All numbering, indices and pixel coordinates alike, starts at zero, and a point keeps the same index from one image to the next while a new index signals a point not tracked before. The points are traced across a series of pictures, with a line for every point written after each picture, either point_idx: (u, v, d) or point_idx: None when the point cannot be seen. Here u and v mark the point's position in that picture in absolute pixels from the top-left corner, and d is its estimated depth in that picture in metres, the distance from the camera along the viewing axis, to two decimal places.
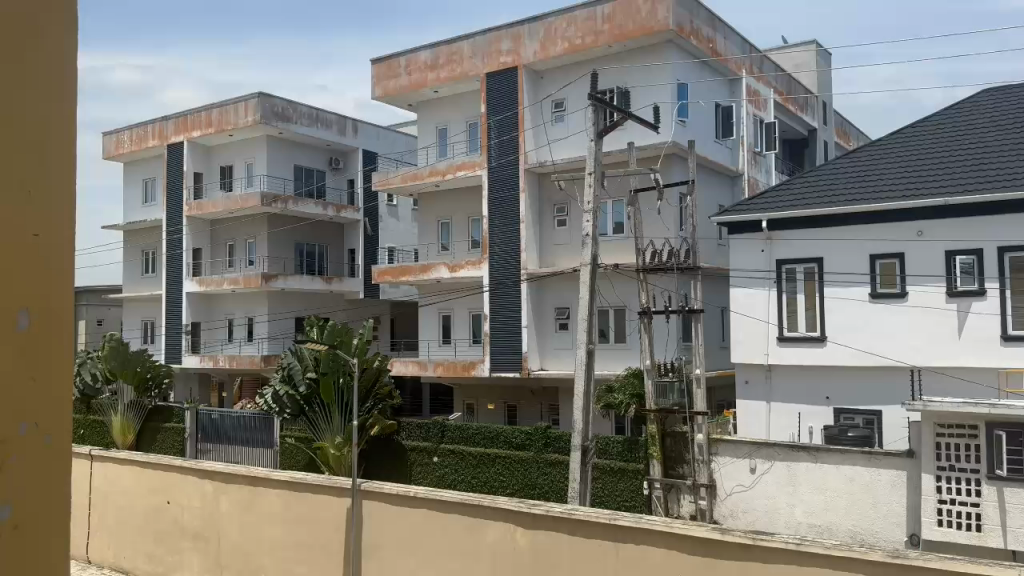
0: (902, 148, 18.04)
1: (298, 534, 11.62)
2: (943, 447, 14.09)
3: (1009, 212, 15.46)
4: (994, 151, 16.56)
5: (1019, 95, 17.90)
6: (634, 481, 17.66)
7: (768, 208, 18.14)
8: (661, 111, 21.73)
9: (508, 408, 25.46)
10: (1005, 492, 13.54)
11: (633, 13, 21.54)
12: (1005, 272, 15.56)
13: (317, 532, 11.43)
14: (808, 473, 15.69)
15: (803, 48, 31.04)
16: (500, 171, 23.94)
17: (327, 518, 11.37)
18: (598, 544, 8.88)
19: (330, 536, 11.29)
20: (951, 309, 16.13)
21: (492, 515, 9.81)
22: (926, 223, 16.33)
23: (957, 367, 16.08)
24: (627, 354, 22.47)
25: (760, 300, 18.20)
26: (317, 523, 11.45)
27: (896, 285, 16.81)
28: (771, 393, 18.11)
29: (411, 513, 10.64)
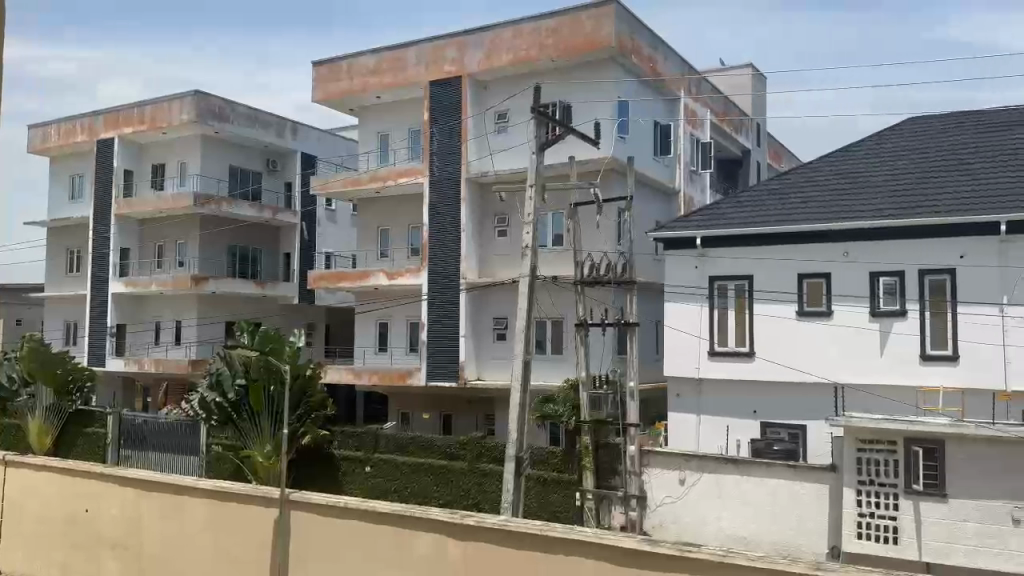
0: (830, 171, 18.68)
1: (226, 546, 11.32)
2: (864, 462, 14.59)
3: (929, 236, 16.15)
4: (917, 178, 17.29)
5: (939, 125, 18.73)
6: (567, 491, 17.91)
7: (702, 225, 18.54)
8: (602, 128, 22.03)
9: (443, 417, 25.33)
10: (921, 506, 14.14)
11: (576, 29, 21.82)
12: (925, 294, 16.27)
13: (242, 541, 11.19)
14: (737, 485, 15.99)
15: (740, 71, 31.88)
16: (441, 179, 23.90)
17: (253, 528, 11.14)
18: (530, 555, 8.91)
19: (259, 547, 11.05)
20: (874, 328, 16.73)
21: (425, 526, 9.74)
22: (852, 245, 16.94)
23: (879, 385, 16.64)
24: (563, 364, 22.59)
25: (694, 316, 18.56)
26: (243, 532, 11.21)
27: (821, 303, 17.35)
28: (701, 406, 18.49)
29: (341, 524, 10.45)
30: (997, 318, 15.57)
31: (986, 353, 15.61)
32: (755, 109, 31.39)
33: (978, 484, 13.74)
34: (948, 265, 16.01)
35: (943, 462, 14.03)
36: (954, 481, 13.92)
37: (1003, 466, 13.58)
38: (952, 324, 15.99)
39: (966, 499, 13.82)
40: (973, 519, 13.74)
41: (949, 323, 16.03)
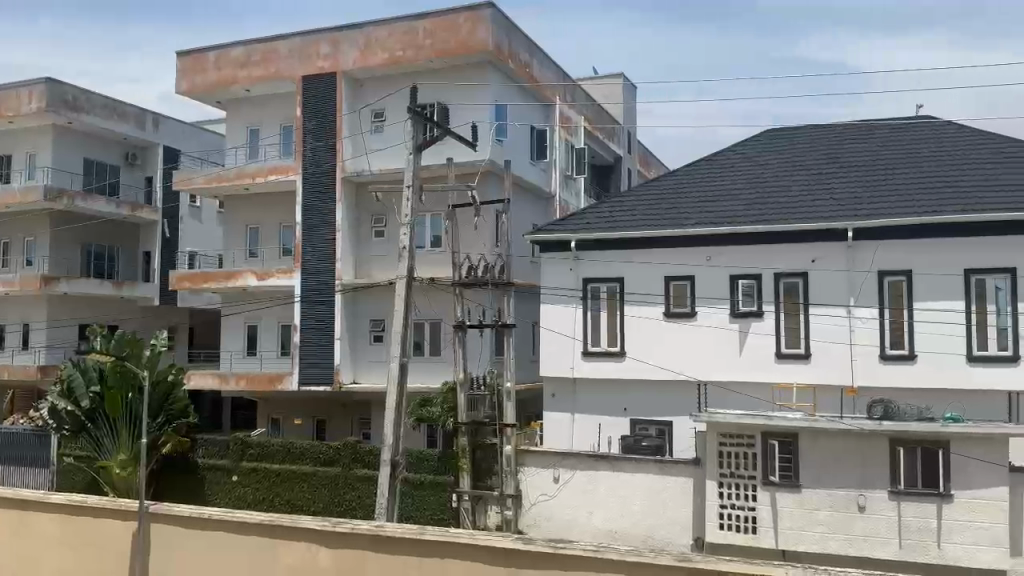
0: (696, 178, 19.50)
1: (99, 561, 11.71)
2: (724, 455, 15.31)
3: (785, 242, 17.16)
4: (775, 187, 18.32)
5: (792, 137, 19.96)
6: (443, 494, 17.92)
7: (577, 228, 18.96)
8: (480, 130, 22.09)
9: (316, 422, 24.76)
10: (777, 496, 14.96)
11: (452, 31, 21.85)
12: (779, 296, 17.27)
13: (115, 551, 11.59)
14: (608, 481, 16.43)
15: (612, 81, 32.85)
16: (315, 177, 23.33)
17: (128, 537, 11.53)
18: (409, 560, 9.87)
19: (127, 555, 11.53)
20: (734, 329, 17.58)
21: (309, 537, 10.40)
22: (715, 249, 17.75)
23: (740, 382, 17.50)
24: (440, 366, 22.55)
25: (568, 317, 18.94)
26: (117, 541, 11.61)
27: (686, 304, 18.08)
28: (575, 406, 18.89)
29: (223, 537, 10.93)
30: (844, 319, 16.72)
31: (834, 351, 16.75)
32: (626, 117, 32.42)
33: (828, 475, 14.69)
34: (801, 269, 17.07)
35: (797, 454, 14.92)
36: (807, 472, 14.82)
37: (850, 456, 14.59)
38: (805, 325, 17.03)
39: (818, 489, 14.73)
40: (824, 507, 14.65)
41: (802, 324, 17.07)
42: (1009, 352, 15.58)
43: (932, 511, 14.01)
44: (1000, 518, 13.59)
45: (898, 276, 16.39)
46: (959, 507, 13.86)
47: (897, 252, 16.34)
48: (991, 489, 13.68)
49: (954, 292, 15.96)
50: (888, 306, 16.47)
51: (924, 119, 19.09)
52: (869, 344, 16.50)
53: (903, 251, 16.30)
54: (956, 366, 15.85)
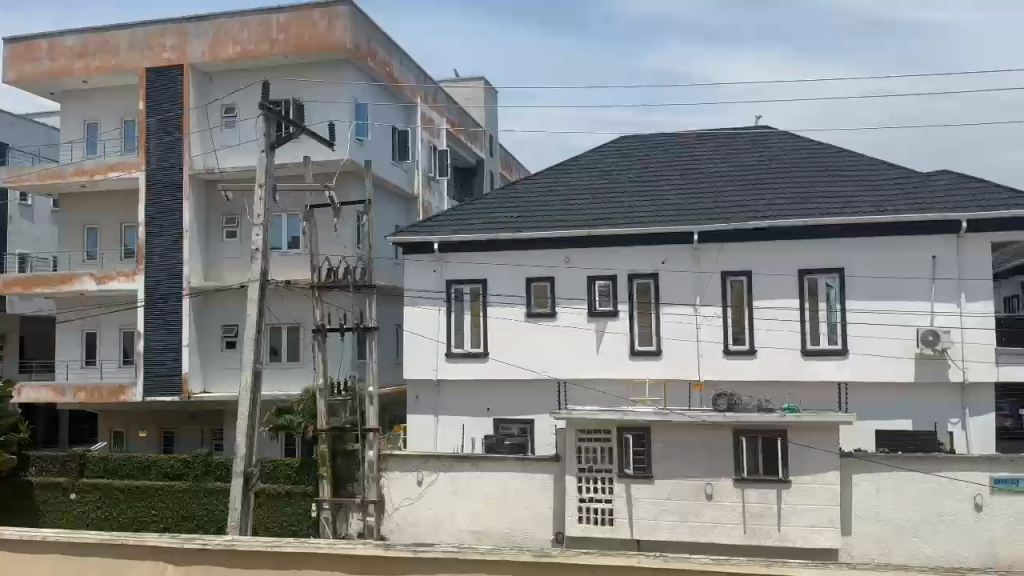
0: (554, 181, 19.95)
1: None
2: (583, 451, 15.72)
3: (637, 244, 17.85)
4: (628, 191, 19.01)
5: (645, 144, 20.77)
6: (303, 504, 17.49)
7: (438, 230, 18.92)
8: (337, 129, 21.64)
9: (164, 435, 23.47)
10: (632, 488, 15.53)
11: (309, 26, 21.32)
12: (633, 296, 17.95)
13: None
14: (470, 480, 16.46)
15: (472, 84, 33.10)
16: (161, 175, 22.13)
17: None
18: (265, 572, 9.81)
19: None
20: (591, 328, 18.10)
21: (141, 553, 10.13)
22: (573, 250, 18.20)
23: (597, 380, 18.04)
24: (298, 372, 21.88)
25: (431, 319, 18.90)
26: None
27: (546, 305, 18.44)
28: (438, 407, 18.85)
29: (52, 560, 10.42)
30: (691, 318, 17.57)
31: (684, 348, 17.57)
32: (487, 121, 32.75)
33: (678, 465, 15.39)
34: (652, 270, 17.82)
35: (650, 446, 15.55)
36: (659, 464, 15.47)
37: (699, 447, 15.34)
38: (656, 323, 17.78)
39: (670, 479, 15.40)
40: (675, 497, 15.35)
41: (653, 322, 17.81)
42: (839, 346, 16.87)
43: (773, 495, 14.92)
44: (832, 500, 14.62)
45: (740, 276, 17.40)
46: (796, 492, 14.81)
47: (739, 254, 17.36)
48: (825, 473, 14.69)
49: (790, 291, 17.10)
50: (731, 305, 17.45)
51: (762, 129, 20.37)
52: (714, 341, 17.42)
53: (744, 253, 17.33)
54: (792, 360, 16.99)
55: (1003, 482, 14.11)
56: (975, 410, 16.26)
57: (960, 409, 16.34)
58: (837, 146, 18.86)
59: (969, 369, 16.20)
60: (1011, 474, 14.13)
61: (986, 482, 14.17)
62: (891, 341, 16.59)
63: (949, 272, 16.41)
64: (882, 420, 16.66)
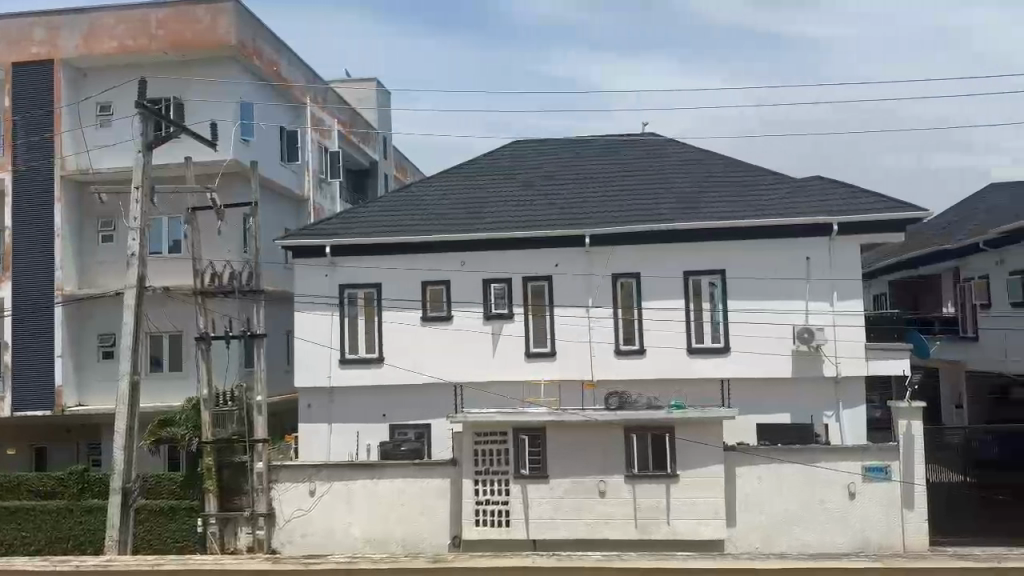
0: (448, 185, 19.90)
1: None
2: (480, 453, 15.70)
3: (532, 247, 18.01)
4: (521, 195, 19.19)
5: (537, 148, 21.01)
6: (187, 520, 16.78)
7: (329, 233, 18.53)
8: (221, 129, 20.90)
9: (35, 452, 22.12)
10: (528, 489, 15.64)
11: (191, 22, 20.56)
12: (527, 299, 18.12)
13: None
14: (363, 488, 16.14)
15: (364, 85, 32.68)
16: (29, 176, 20.85)
17: None
18: None
19: None
20: (487, 331, 18.13)
21: None
22: (467, 254, 18.21)
23: (493, 383, 18.09)
24: (183, 382, 21.00)
25: (323, 325, 18.53)
26: None
27: (442, 309, 18.38)
28: (331, 414, 18.48)
29: None
30: (584, 319, 17.88)
31: (577, 349, 17.86)
32: (381, 122, 32.44)
33: (573, 464, 15.61)
34: (546, 273, 18.03)
35: (545, 447, 15.72)
36: (553, 464, 15.65)
37: (592, 446, 15.60)
38: (551, 325, 17.98)
39: (564, 479, 15.60)
40: (569, 496, 15.56)
41: (547, 324, 18.02)
42: (722, 344, 17.51)
43: (662, 491, 15.34)
44: (718, 492, 15.15)
45: (630, 278, 17.85)
46: (683, 486, 15.28)
47: (628, 256, 17.81)
48: (711, 467, 15.21)
49: (678, 292, 17.65)
50: (623, 307, 17.87)
51: (649, 136, 20.96)
52: (606, 341, 17.79)
53: (634, 256, 17.79)
54: (680, 359, 17.53)
55: (875, 471, 14.93)
56: (849, 403, 17.22)
57: (834, 402, 17.27)
58: (718, 153, 19.63)
59: (841, 364, 17.14)
60: (883, 463, 14.94)
61: (860, 471, 14.96)
62: (771, 339, 17.36)
63: (823, 273, 17.30)
64: (764, 414, 17.45)
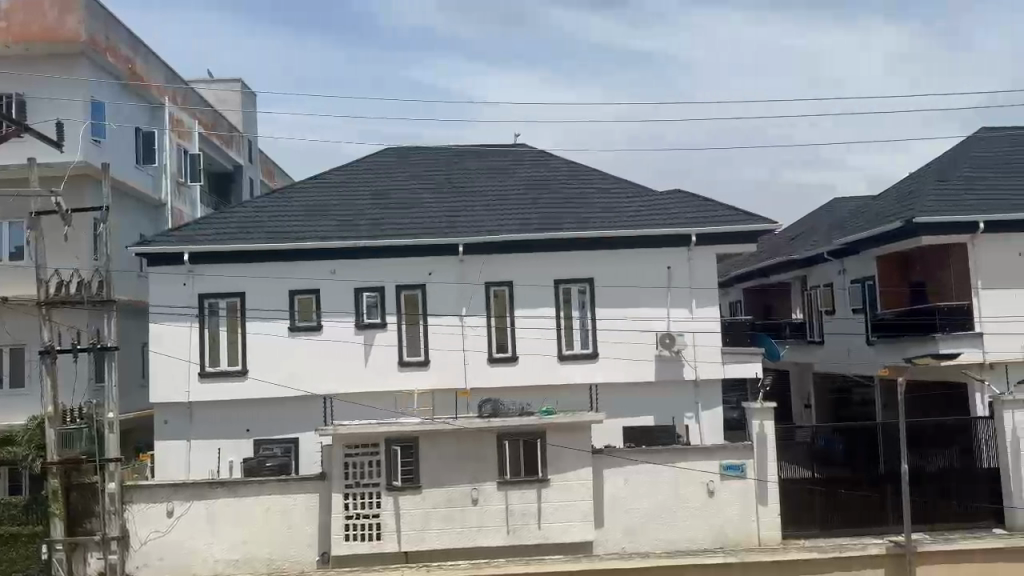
0: (317, 191, 19.45)
1: None
2: (350, 466, 15.42)
3: (405, 256, 17.87)
4: (393, 202, 19.02)
5: (408, 155, 20.92)
6: (32, 545, 15.79)
7: (190, 240, 17.69)
8: (67, 129, 19.61)
9: None
10: (400, 501, 15.46)
11: (36, 14, 19.25)
12: (400, 308, 17.96)
13: None
14: (226, 507, 15.48)
15: (228, 87, 31.55)
16: None
17: None
18: None
19: None
20: (359, 340, 17.85)
21: None
22: (338, 262, 17.87)
23: (363, 394, 17.83)
24: (24, 400, 19.51)
25: (182, 337, 17.72)
26: None
27: (311, 318, 17.94)
28: (191, 431, 17.66)
29: None
30: (458, 327, 17.93)
31: (449, 358, 17.87)
32: (246, 126, 31.47)
33: (445, 474, 15.57)
34: (419, 281, 17.96)
35: (418, 456, 15.58)
36: (426, 473, 15.54)
37: (463, 455, 15.63)
38: (424, 335, 17.91)
39: (435, 488, 15.54)
40: (442, 505, 15.51)
41: (421, 333, 17.93)
42: (591, 350, 18.00)
43: (533, 496, 15.57)
44: (586, 495, 15.55)
45: (502, 286, 18.04)
46: (554, 490, 15.56)
47: (501, 265, 18.00)
48: (580, 470, 15.58)
49: (549, 301, 18.01)
50: (495, 315, 18.03)
51: (519, 147, 21.30)
52: (479, 350, 17.89)
53: (505, 264, 18.01)
54: (550, 365, 17.87)
55: (732, 469, 15.70)
56: (707, 405, 18.08)
57: (694, 405, 18.08)
58: (585, 165, 20.23)
59: (700, 368, 18.00)
60: (740, 461, 15.74)
61: (718, 470, 15.71)
62: (636, 345, 18.00)
63: (684, 281, 18.13)
64: (629, 418, 18.03)
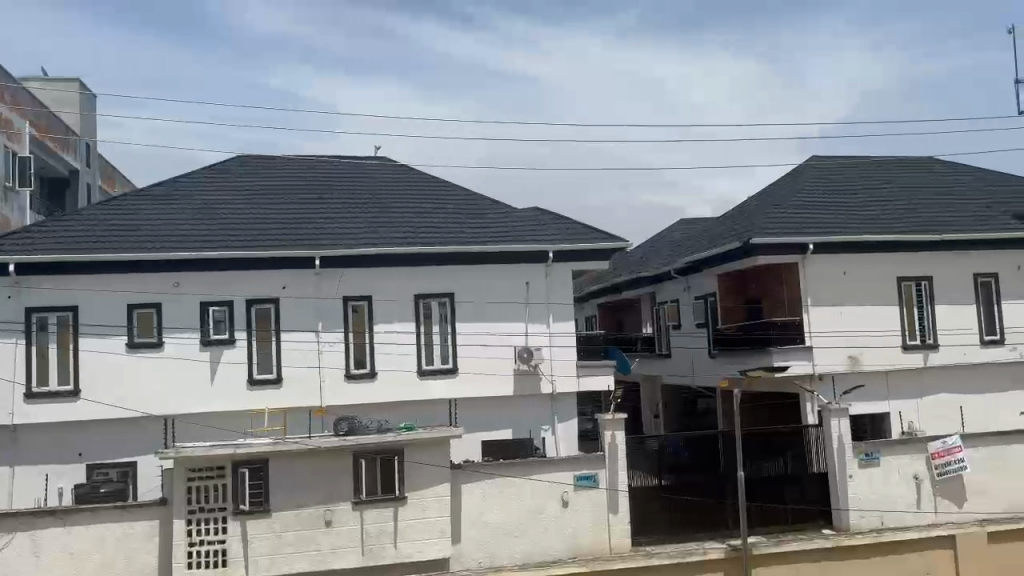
0: (161, 200, 18.47)
1: None
2: (193, 491, 14.66)
3: (256, 268, 17.24)
4: (245, 213, 18.32)
5: (261, 165, 20.25)
6: None
7: (16, 249, 16.33)
8: None
9: None
10: (247, 525, 14.81)
11: None
12: (251, 323, 17.30)
13: None
14: (53, 539, 14.31)
15: (65, 86, 29.52)
16: None
17: None
18: None
19: None
20: (204, 358, 17.02)
21: None
22: (183, 275, 17.00)
23: (209, 413, 17.02)
24: None
25: (6, 354, 16.36)
26: None
27: (153, 334, 16.97)
28: (15, 456, 16.29)
29: None
30: (313, 343, 17.45)
31: (303, 374, 17.35)
32: (83, 128, 29.55)
33: (295, 495, 15.05)
34: (271, 295, 17.37)
35: (267, 478, 14.98)
36: (276, 495, 14.97)
37: (315, 475, 15.18)
38: (276, 351, 17.33)
39: (286, 510, 14.98)
40: (292, 528, 14.96)
41: (273, 350, 17.34)
42: (450, 365, 17.98)
43: (389, 515, 15.32)
44: (443, 512, 15.46)
45: (359, 300, 17.74)
46: (410, 507, 15.38)
47: (358, 279, 17.71)
48: (436, 487, 15.49)
49: (406, 316, 17.85)
50: (352, 331, 17.71)
51: (378, 161, 21.11)
52: (335, 367, 17.49)
53: (362, 279, 17.72)
54: (407, 381, 17.69)
55: (585, 480, 16.05)
56: (563, 417, 18.42)
57: (550, 418, 18.39)
58: (445, 182, 20.30)
59: (557, 382, 18.34)
60: (592, 471, 16.12)
61: (571, 481, 16.01)
62: (494, 360, 18.15)
63: (541, 297, 18.47)
64: (486, 432, 18.13)
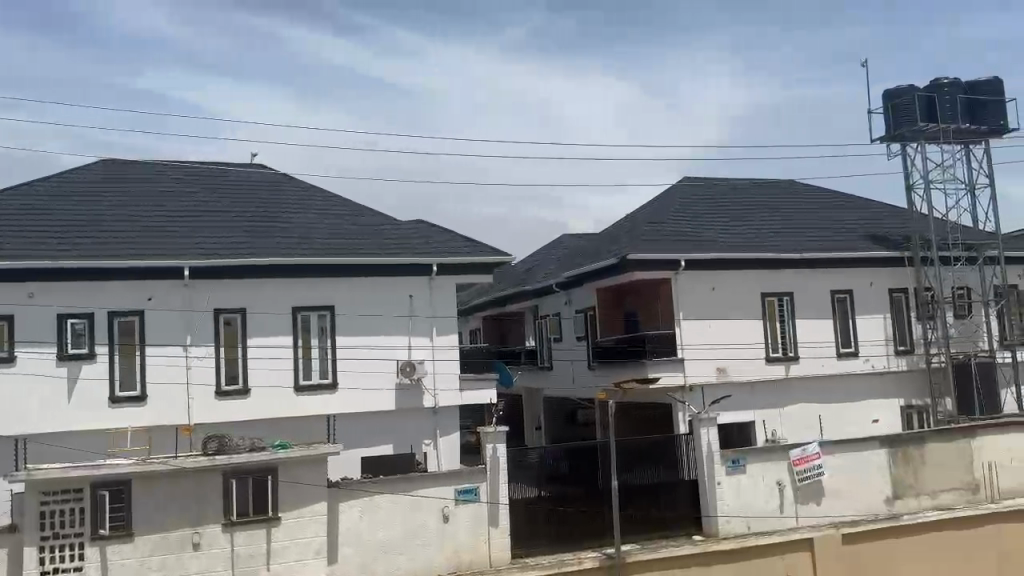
0: (14, 204, 17.29)
1: None
2: (48, 515, 13.77)
3: (121, 279, 16.38)
4: (109, 220, 17.41)
5: (127, 170, 19.33)
6: None
7: None
8: None
9: None
10: (107, 550, 13.96)
11: None
12: (114, 337, 16.41)
13: None
14: None
15: None
16: None
17: None
18: None
19: None
20: (61, 374, 16.00)
21: None
22: (38, 285, 15.92)
23: (65, 433, 16.00)
24: None
25: None
26: None
27: (3, 348, 15.81)
28: None
29: None
30: (181, 358, 16.71)
31: (170, 391, 16.58)
32: None
33: (160, 517, 14.31)
34: (136, 308, 16.53)
35: (129, 501, 14.18)
36: (139, 518, 14.19)
37: (183, 496, 14.49)
38: (140, 366, 16.49)
39: (150, 533, 14.22)
40: (157, 553, 14.22)
41: (137, 365, 16.49)
42: (330, 380, 17.62)
43: (262, 536, 14.81)
44: (318, 531, 15.09)
45: (232, 313, 17.13)
46: (284, 528, 14.92)
47: (232, 291, 17.11)
48: (313, 505, 15.10)
49: (283, 329, 17.39)
50: (224, 345, 17.08)
51: (255, 169, 20.55)
52: (205, 383, 16.81)
53: (236, 291, 17.14)
54: (284, 397, 17.21)
55: (466, 493, 16.05)
56: (444, 430, 18.37)
57: (431, 431, 18.31)
58: (325, 192, 19.98)
59: (439, 396, 18.27)
60: (473, 485, 16.15)
61: (453, 495, 15.97)
62: (375, 374, 17.91)
63: (424, 310, 18.40)
64: (366, 448, 17.87)
